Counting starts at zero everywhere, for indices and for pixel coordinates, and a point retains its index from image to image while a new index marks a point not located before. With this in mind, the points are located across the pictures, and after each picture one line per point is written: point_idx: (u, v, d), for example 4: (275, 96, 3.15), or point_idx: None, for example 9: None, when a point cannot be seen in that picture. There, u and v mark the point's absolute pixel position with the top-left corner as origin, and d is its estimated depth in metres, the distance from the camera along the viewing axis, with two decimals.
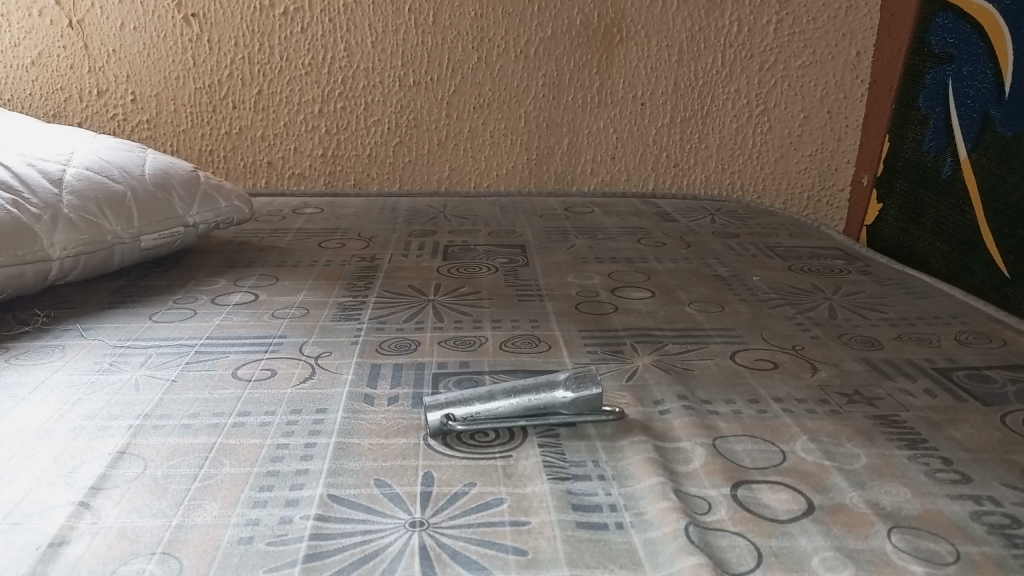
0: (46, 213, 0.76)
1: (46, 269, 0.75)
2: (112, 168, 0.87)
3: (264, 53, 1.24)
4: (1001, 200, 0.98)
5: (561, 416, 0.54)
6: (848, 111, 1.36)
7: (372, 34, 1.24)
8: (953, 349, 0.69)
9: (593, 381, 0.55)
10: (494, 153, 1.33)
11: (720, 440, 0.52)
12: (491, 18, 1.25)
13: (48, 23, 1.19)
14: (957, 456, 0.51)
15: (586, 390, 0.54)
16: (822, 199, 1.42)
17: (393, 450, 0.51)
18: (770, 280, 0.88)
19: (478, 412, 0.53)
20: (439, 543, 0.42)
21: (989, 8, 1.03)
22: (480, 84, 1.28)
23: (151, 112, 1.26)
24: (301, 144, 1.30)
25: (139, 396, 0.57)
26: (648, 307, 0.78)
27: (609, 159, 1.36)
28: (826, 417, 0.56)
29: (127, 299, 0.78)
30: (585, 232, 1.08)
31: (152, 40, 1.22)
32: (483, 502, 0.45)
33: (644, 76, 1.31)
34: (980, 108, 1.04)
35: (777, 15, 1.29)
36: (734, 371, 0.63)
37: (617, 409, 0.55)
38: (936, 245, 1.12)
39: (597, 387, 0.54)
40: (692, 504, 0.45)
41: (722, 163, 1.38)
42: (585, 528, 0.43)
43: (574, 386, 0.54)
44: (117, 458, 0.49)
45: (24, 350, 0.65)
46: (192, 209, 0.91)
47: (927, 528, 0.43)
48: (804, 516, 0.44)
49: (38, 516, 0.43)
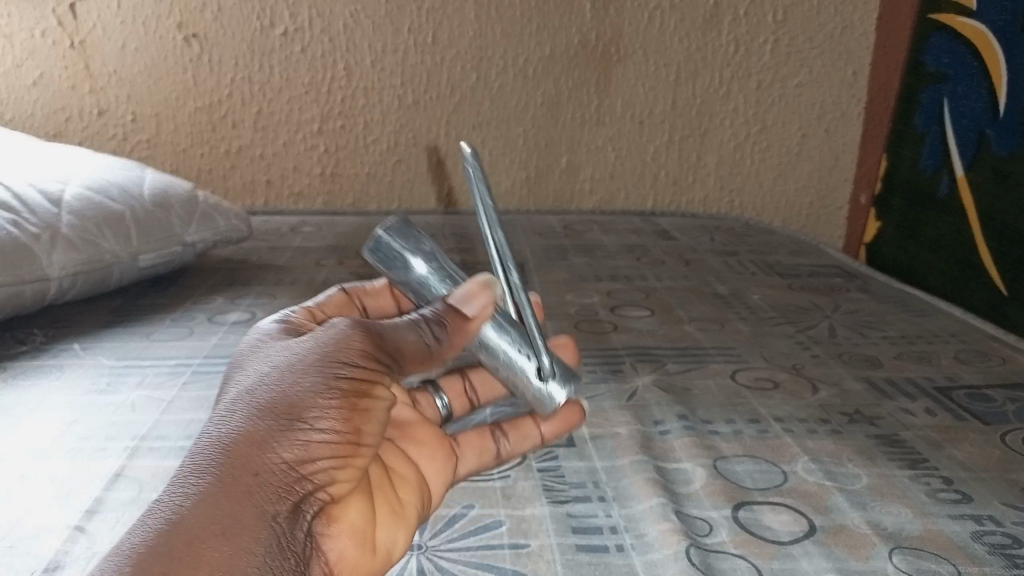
0: (45, 232, 0.76)
1: (45, 289, 0.74)
2: (112, 187, 0.87)
3: (264, 73, 1.24)
4: (997, 218, 0.99)
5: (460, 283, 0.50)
6: (845, 131, 1.37)
7: (372, 53, 1.25)
8: (953, 367, 0.69)
9: (395, 252, 0.49)
10: (494, 171, 1.33)
11: (721, 461, 0.52)
12: (490, 38, 1.25)
13: (50, 44, 1.19)
14: (959, 475, 0.51)
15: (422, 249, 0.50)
16: (821, 216, 1.43)
17: (462, 477, 0.50)
18: (769, 298, 0.88)
19: (492, 471, 0.51)
20: (439, 567, 0.42)
21: (980, 29, 1.05)
22: (479, 102, 1.29)
23: (151, 131, 1.26)
24: (301, 163, 1.30)
25: (137, 416, 0.57)
26: (647, 325, 0.78)
27: (609, 177, 1.37)
28: (827, 436, 0.56)
29: (125, 319, 0.78)
30: (585, 250, 1.08)
31: (153, 60, 1.22)
32: (530, 385, 0.49)
33: (643, 94, 1.32)
34: (975, 128, 1.05)
35: (773, 36, 1.30)
36: (734, 391, 0.63)
37: (391, 233, 0.49)
38: (935, 262, 1.13)
39: (397, 248, 0.49)
40: (693, 526, 0.45)
41: (720, 182, 1.39)
42: (585, 551, 0.43)
43: (402, 253, 0.49)
44: (113, 480, 0.49)
45: (24, 369, 0.65)
46: (191, 227, 0.91)
47: (928, 549, 0.43)
48: (805, 537, 0.44)
49: (33, 539, 0.43)
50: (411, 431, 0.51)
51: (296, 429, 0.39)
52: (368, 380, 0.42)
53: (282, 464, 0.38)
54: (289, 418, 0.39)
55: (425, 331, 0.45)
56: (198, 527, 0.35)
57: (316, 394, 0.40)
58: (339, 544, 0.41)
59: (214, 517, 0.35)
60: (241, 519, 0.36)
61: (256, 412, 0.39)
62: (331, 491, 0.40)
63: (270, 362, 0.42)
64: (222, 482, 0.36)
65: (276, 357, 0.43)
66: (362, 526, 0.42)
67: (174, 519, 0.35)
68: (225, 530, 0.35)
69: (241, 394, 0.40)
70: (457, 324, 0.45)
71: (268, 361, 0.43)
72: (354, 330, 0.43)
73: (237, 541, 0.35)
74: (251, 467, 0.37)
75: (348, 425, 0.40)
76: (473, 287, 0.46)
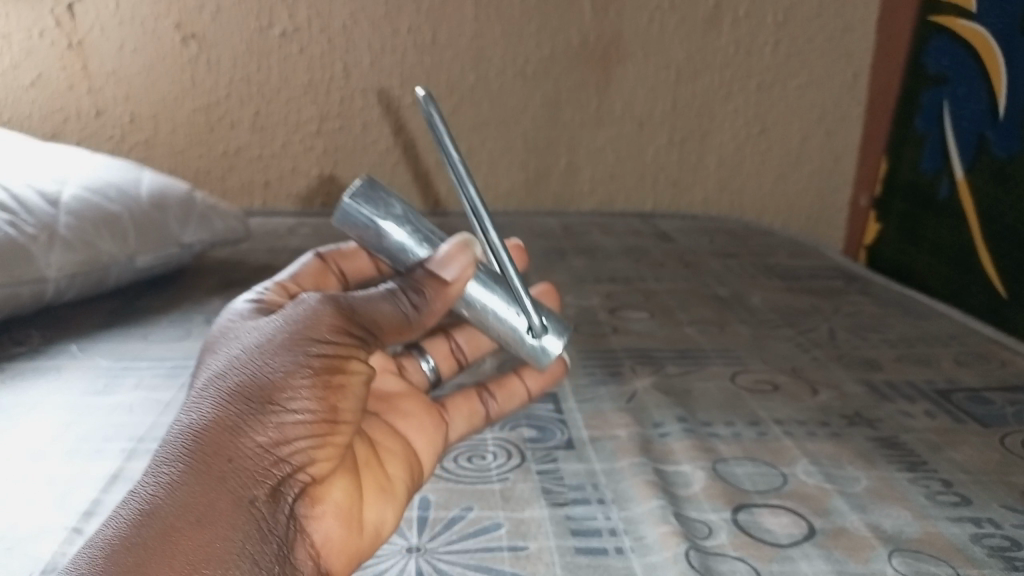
0: (42, 233, 0.76)
1: (42, 290, 0.74)
2: (109, 187, 0.87)
3: (263, 73, 1.24)
4: (998, 220, 0.99)
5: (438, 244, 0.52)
6: (845, 133, 1.38)
7: (371, 55, 1.24)
8: (952, 370, 0.69)
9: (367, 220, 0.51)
10: (493, 172, 1.33)
11: (720, 464, 0.52)
12: (489, 39, 1.25)
13: (48, 44, 1.18)
14: (958, 478, 0.51)
15: (393, 213, 0.51)
16: (822, 218, 1.44)
17: (460, 479, 0.50)
18: (769, 300, 0.88)
19: (490, 472, 0.51)
20: (437, 569, 0.42)
21: (978, 30, 1.05)
22: (478, 103, 1.29)
23: (149, 132, 1.26)
24: (300, 164, 1.30)
25: (134, 418, 0.57)
26: (646, 327, 0.78)
27: (608, 179, 1.37)
28: (827, 438, 0.55)
29: (122, 320, 0.78)
30: (584, 252, 1.08)
31: (152, 61, 1.22)
32: (519, 338, 0.54)
33: (642, 95, 1.32)
34: (975, 130, 1.05)
35: (772, 38, 1.30)
36: (734, 394, 0.63)
37: (361, 201, 0.51)
38: (935, 265, 1.13)
39: (369, 215, 0.51)
40: (693, 529, 0.45)
41: (721, 183, 1.39)
42: (584, 553, 0.43)
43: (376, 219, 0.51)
44: (111, 482, 0.48)
45: (21, 370, 0.65)
46: (188, 229, 0.91)
47: (927, 551, 0.43)
48: (805, 540, 0.44)
49: (31, 540, 0.43)
50: (396, 405, 0.54)
51: (268, 412, 0.39)
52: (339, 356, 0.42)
53: (256, 448, 0.38)
54: (259, 400, 0.39)
55: (403, 300, 0.45)
56: (172, 516, 0.35)
57: (286, 375, 0.40)
58: (326, 526, 0.41)
59: (188, 505, 0.36)
60: (217, 506, 0.36)
61: (226, 397, 0.39)
62: (312, 471, 0.41)
63: (240, 345, 0.42)
64: (194, 471, 0.37)
65: (247, 338, 0.43)
66: (348, 505, 0.42)
67: (148, 510, 0.35)
68: (200, 519, 0.36)
69: (211, 380, 0.41)
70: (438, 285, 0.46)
71: (238, 343, 0.43)
72: (323, 305, 0.43)
73: (214, 528, 0.36)
74: (224, 454, 0.38)
75: (321, 403, 0.41)
76: (452, 249, 0.47)
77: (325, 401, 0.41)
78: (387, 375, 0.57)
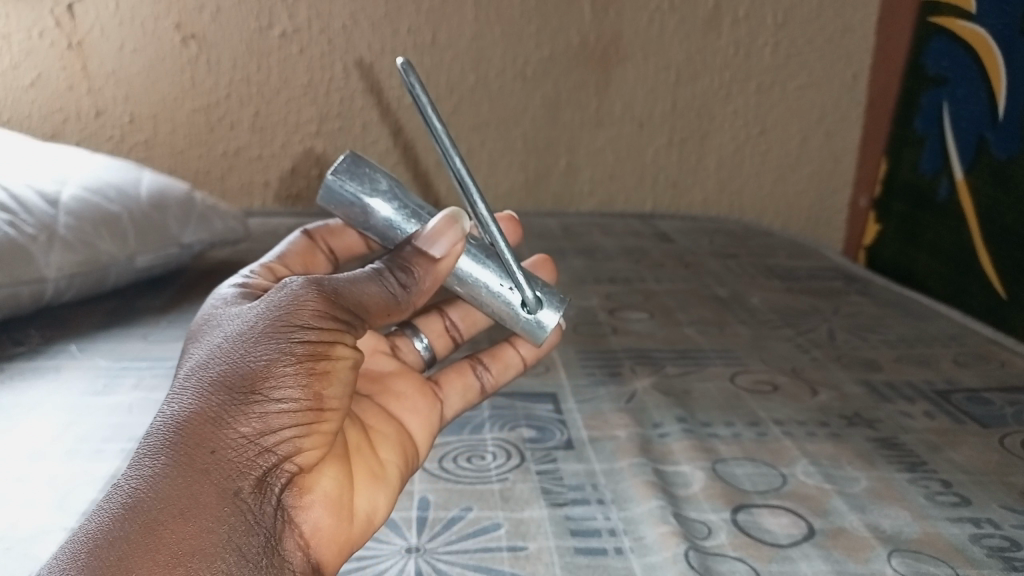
0: (41, 233, 0.76)
1: (41, 291, 0.74)
2: (109, 187, 0.87)
3: (263, 74, 1.24)
4: (997, 221, 0.99)
5: (425, 219, 0.53)
6: (844, 134, 1.38)
7: (371, 55, 1.25)
8: (952, 370, 0.69)
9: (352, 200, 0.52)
10: (493, 173, 1.33)
11: (720, 464, 0.52)
12: (489, 39, 1.25)
13: (48, 44, 1.18)
14: (958, 478, 0.51)
15: (379, 189, 0.53)
16: (821, 219, 1.44)
17: (460, 479, 0.50)
18: (768, 301, 0.88)
19: (490, 471, 0.51)
20: (436, 569, 0.42)
21: (978, 31, 1.05)
22: (478, 104, 1.29)
23: (148, 132, 1.26)
24: (299, 164, 1.31)
25: (133, 419, 0.57)
26: (646, 328, 0.78)
27: (608, 179, 1.37)
28: (827, 439, 0.55)
29: (121, 320, 0.78)
30: (584, 252, 1.08)
31: (152, 61, 1.22)
32: (512, 313, 0.54)
33: (642, 96, 1.32)
34: (975, 131, 1.05)
35: (772, 38, 1.30)
36: (733, 394, 0.63)
37: (345, 180, 0.52)
38: (935, 266, 1.13)
39: (353, 195, 0.52)
40: (692, 529, 0.45)
41: (720, 184, 1.40)
42: (584, 554, 0.43)
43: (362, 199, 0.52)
44: (110, 482, 0.48)
45: (21, 370, 0.65)
46: (187, 229, 0.91)
47: (926, 551, 0.43)
48: (804, 540, 0.44)
49: (30, 541, 0.43)
50: (390, 388, 0.54)
51: (252, 402, 0.39)
52: (325, 343, 0.41)
53: (240, 439, 0.38)
54: (243, 390, 0.39)
55: (391, 279, 0.46)
56: (156, 510, 0.35)
57: (270, 364, 0.40)
58: (316, 516, 0.41)
59: (172, 499, 0.35)
60: (201, 499, 0.36)
61: (209, 388, 0.39)
62: (300, 460, 0.41)
63: (222, 335, 0.42)
64: (178, 464, 0.36)
65: (231, 327, 0.43)
66: (337, 494, 0.42)
67: (131, 505, 0.35)
68: (183, 513, 0.35)
69: (194, 370, 0.40)
70: (425, 262, 0.47)
71: (222, 333, 0.42)
72: (306, 291, 0.42)
73: (199, 521, 0.36)
74: (206, 446, 0.37)
75: (307, 392, 0.40)
76: (440, 224, 0.48)
77: (311, 390, 0.40)
78: (381, 358, 0.57)
